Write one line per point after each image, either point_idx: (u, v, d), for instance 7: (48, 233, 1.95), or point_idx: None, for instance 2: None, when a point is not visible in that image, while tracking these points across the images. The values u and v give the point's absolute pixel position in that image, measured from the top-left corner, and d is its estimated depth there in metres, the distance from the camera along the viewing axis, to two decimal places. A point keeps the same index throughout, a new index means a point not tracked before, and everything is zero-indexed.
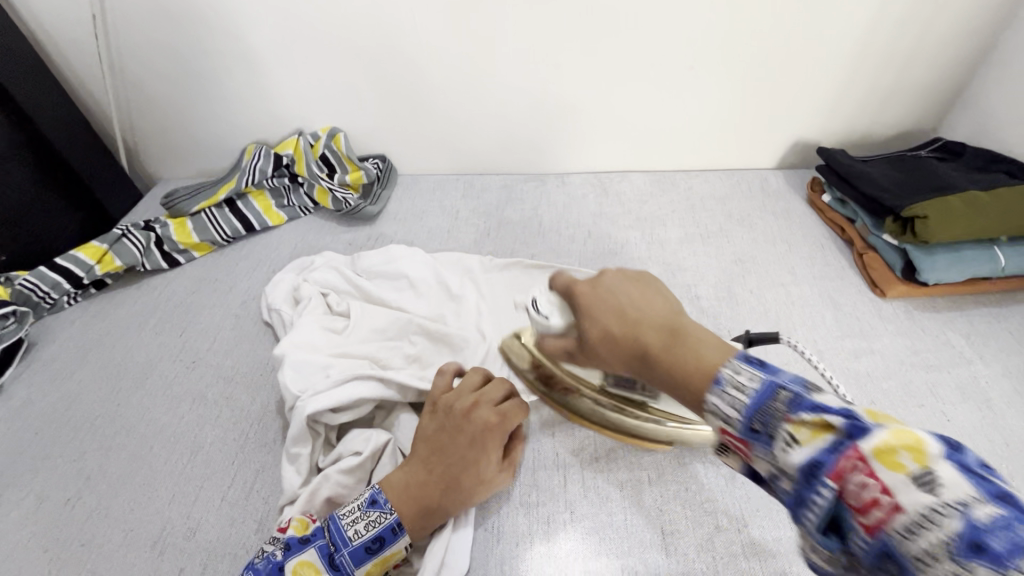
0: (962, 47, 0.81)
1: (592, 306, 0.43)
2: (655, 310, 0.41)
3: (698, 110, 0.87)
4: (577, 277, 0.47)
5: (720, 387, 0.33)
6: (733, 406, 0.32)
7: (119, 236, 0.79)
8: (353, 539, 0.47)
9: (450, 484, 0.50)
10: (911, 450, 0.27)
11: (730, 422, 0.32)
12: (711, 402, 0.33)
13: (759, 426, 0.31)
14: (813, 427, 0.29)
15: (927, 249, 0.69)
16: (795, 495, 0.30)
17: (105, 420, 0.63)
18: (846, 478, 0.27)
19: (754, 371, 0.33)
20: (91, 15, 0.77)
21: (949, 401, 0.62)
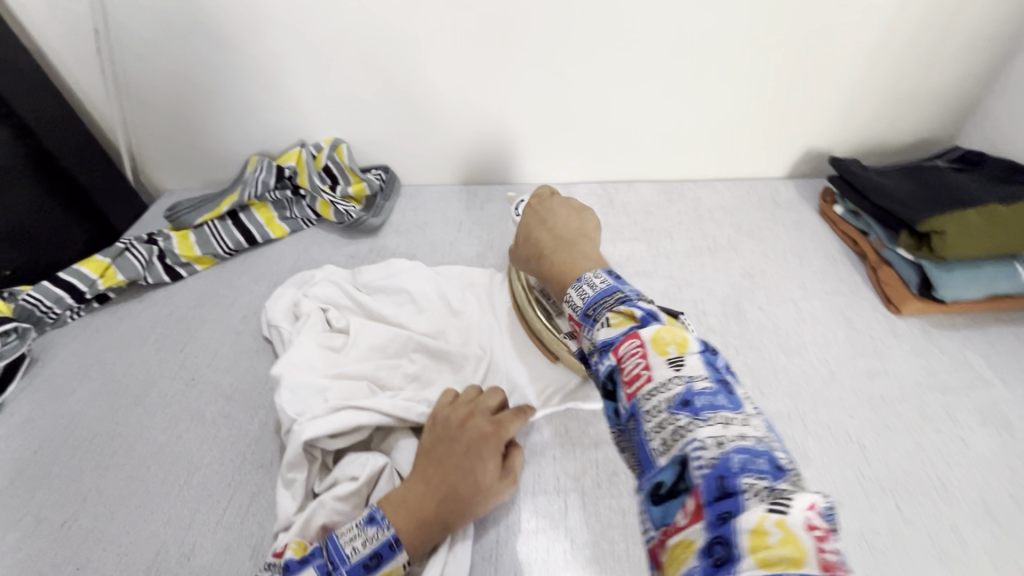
0: (981, 54, 0.78)
1: (538, 232, 0.62)
2: (569, 249, 0.58)
3: (705, 119, 0.85)
4: (537, 221, 0.64)
5: (598, 294, 0.45)
6: (581, 299, 0.46)
7: (123, 250, 0.79)
8: (351, 556, 0.45)
9: (449, 493, 0.49)
10: (677, 346, 0.37)
11: (575, 309, 0.46)
12: (571, 296, 0.47)
13: (593, 314, 0.43)
14: (624, 317, 0.41)
15: (945, 265, 0.66)
16: (618, 405, 0.38)
17: (104, 439, 0.62)
18: (626, 360, 0.38)
19: (607, 278, 0.47)
20: (94, 29, 0.77)
21: (967, 426, 0.59)
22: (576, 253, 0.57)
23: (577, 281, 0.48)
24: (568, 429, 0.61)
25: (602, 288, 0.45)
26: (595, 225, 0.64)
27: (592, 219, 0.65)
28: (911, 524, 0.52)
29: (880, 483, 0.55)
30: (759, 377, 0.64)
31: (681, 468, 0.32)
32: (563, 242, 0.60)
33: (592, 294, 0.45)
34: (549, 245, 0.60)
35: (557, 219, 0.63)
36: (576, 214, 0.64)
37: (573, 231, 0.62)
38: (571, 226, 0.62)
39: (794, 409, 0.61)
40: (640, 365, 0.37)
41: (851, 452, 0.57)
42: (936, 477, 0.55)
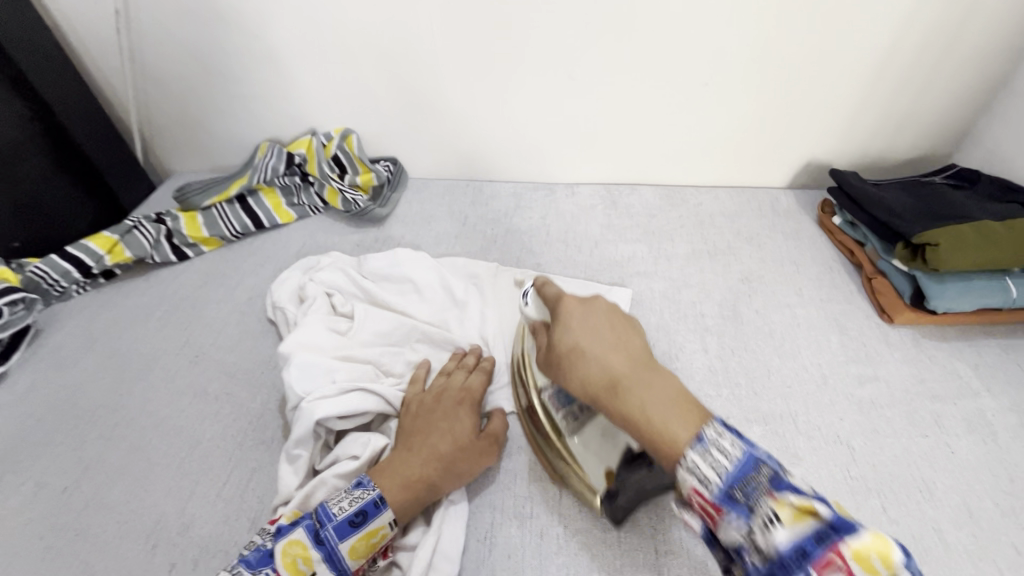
0: (981, 73, 0.80)
1: (594, 355, 0.49)
2: (654, 389, 0.45)
3: (710, 127, 0.87)
4: (582, 354, 0.49)
5: (737, 467, 0.39)
6: (718, 471, 0.39)
7: (131, 228, 0.80)
8: (338, 514, 0.48)
9: (434, 457, 0.52)
10: (883, 558, 0.34)
11: (707, 483, 0.39)
12: (692, 461, 0.40)
13: (739, 495, 0.38)
14: (797, 512, 0.36)
15: (938, 276, 0.68)
16: (745, 555, 0.37)
17: (106, 410, 0.63)
18: (829, 573, 0.34)
19: (735, 441, 0.40)
20: (115, 9, 0.78)
21: (953, 432, 0.61)
22: (657, 404, 0.44)
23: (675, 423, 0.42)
24: None
25: (740, 457, 0.39)
26: (639, 337, 0.52)
27: (642, 336, 0.53)
28: (896, 524, 0.53)
29: (866, 483, 0.56)
30: (754, 379, 0.65)
31: (783, 544, 0.35)
32: (640, 370, 0.47)
33: (732, 468, 0.39)
34: (626, 376, 0.46)
35: (612, 332, 0.51)
36: (620, 320, 0.53)
37: (632, 366, 0.48)
38: (637, 347, 0.50)
39: (786, 411, 0.62)
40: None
41: (840, 452, 0.58)
42: (921, 480, 0.57)
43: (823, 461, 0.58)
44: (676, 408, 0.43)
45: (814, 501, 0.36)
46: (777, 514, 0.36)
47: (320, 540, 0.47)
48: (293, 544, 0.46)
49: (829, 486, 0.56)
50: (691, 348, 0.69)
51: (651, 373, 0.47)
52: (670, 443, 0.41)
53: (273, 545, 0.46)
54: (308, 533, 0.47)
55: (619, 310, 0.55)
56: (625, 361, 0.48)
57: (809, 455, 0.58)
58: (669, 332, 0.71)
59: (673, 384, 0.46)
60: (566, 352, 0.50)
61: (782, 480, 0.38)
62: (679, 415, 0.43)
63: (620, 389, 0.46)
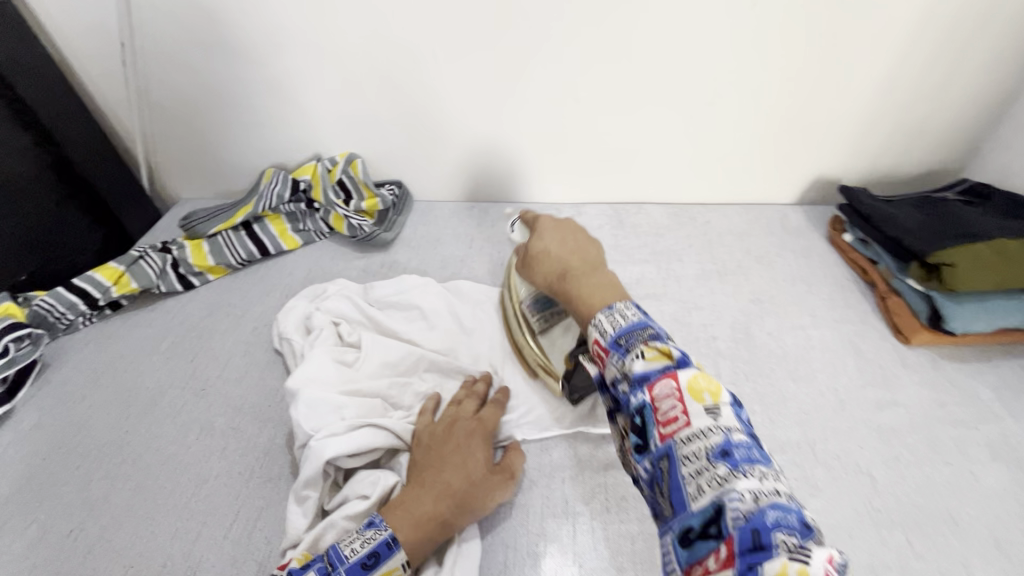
0: (991, 88, 0.79)
1: (553, 254, 0.59)
2: (593, 279, 0.55)
3: (716, 145, 0.86)
4: (546, 260, 0.59)
5: (631, 327, 0.45)
6: (613, 326, 0.46)
7: (137, 258, 0.80)
8: (350, 556, 0.47)
9: (447, 494, 0.51)
10: (710, 394, 0.39)
11: (625, 376, 0.43)
12: (600, 321, 0.48)
13: (624, 342, 0.44)
14: (659, 353, 0.42)
15: (955, 297, 0.67)
16: (626, 398, 0.42)
17: (113, 447, 0.62)
18: (660, 393, 0.40)
19: (637, 313, 0.48)
20: (121, 42, 0.79)
21: (977, 459, 0.59)
22: (592, 286, 0.54)
23: (607, 308, 0.49)
24: (579, 453, 0.61)
25: (638, 321, 0.46)
26: (597, 247, 0.60)
27: (601, 248, 0.61)
28: (922, 558, 0.52)
29: (889, 515, 0.55)
30: (769, 405, 0.64)
31: (671, 441, 0.38)
32: (587, 265, 0.57)
33: (629, 323, 0.46)
34: (576, 265, 0.57)
35: (573, 243, 0.60)
36: (580, 234, 0.62)
37: (581, 261, 0.58)
38: (591, 255, 0.59)
39: (804, 439, 0.61)
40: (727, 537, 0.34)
41: (860, 482, 0.57)
42: (946, 511, 0.55)
43: (844, 492, 0.56)
44: (603, 288, 0.54)
45: (737, 424, 0.38)
46: (641, 352, 0.42)
47: None
48: None
49: (852, 518, 0.54)
50: (703, 373, 0.68)
51: (593, 270, 0.57)
52: (590, 308, 0.52)
53: None
54: None
55: (584, 227, 0.63)
56: (578, 261, 0.58)
57: (828, 486, 0.57)
58: None
59: (610, 279, 0.55)
60: (530, 264, 0.61)
61: (662, 337, 0.44)
62: (607, 303, 0.52)
63: (568, 276, 0.56)
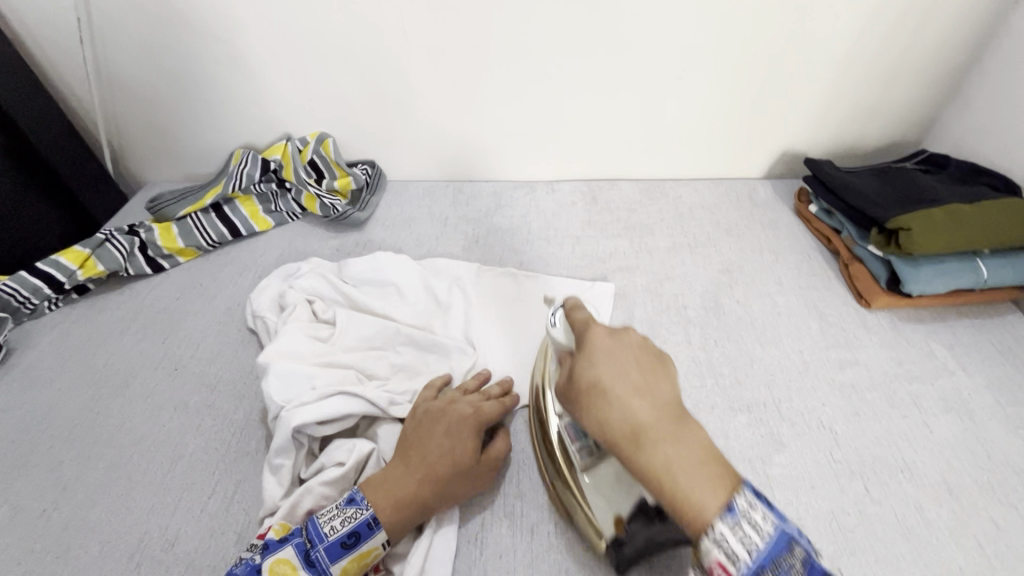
0: (947, 62, 0.82)
1: (613, 388, 0.43)
2: (679, 444, 0.40)
3: (686, 121, 0.88)
4: (601, 375, 0.44)
5: (770, 550, 0.36)
6: (745, 548, 0.36)
7: (103, 241, 0.78)
8: (329, 535, 0.47)
9: (431, 479, 0.51)
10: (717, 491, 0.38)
11: (735, 559, 0.36)
12: (719, 532, 0.37)
13: (762, 571, 0.36)
14: (725, 523, 0.37)
15: (912, 261, 0.69)
16: (732, 573, 0.37)
17: (84, 429, 0.62)
18: (728, 566, 0.36)
19: (767, 514, 0.37)
20: (77, 18, 0.76)
21: (931, 412, 0.62)
22: (682, 467, 0.39)
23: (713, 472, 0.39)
24: None
25: (768, 539, 0.36)
26: (670, 384, 0.44)
27: (674, 375, 0.45)
28: (878, 504, 0.54)
29: (849, 466, 0.57)
30: (738, 368, 0.66)
31: None
32: (667, 421, 0.42)
33: (764, 546, 0.36)
34: (641, 426, 0.41)
35: (633, 365, 0.45)
36: (650, 364, 0.45)
37: (662, 401, 0.43)
38: (665, 396, 0.43)
39: (770, 398, 0.63)
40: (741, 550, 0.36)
41: (823, 437, 0.59)
42: (902, 460, 0.58)
43: (808, 446, 0.59)
44: (694, 464, 0.40)
45: (740, 469, 0.40)
46: (768, 536, 0.36)
47: (310, 561, 0.46)
48: (283, 564, 0.46)
49: (814, 470, 0.57)
50: (675, 340, 0.70)
51: (676, 423, 0.42)
52: (696, 510, 0.38)
53: (260, 560, 0.46)
54: (298, 552, 0.47)
55: (655, 347, 0.46)
56: (649, 411, 0.42)
57: (793, 441, 0.59)
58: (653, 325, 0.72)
59: (704, 442, 0.41)
60: (567, 372, 0.47)
61: (726, 509, 0.37)
62: (708, 481, 0.39)
63: (641, 435, 0.41)
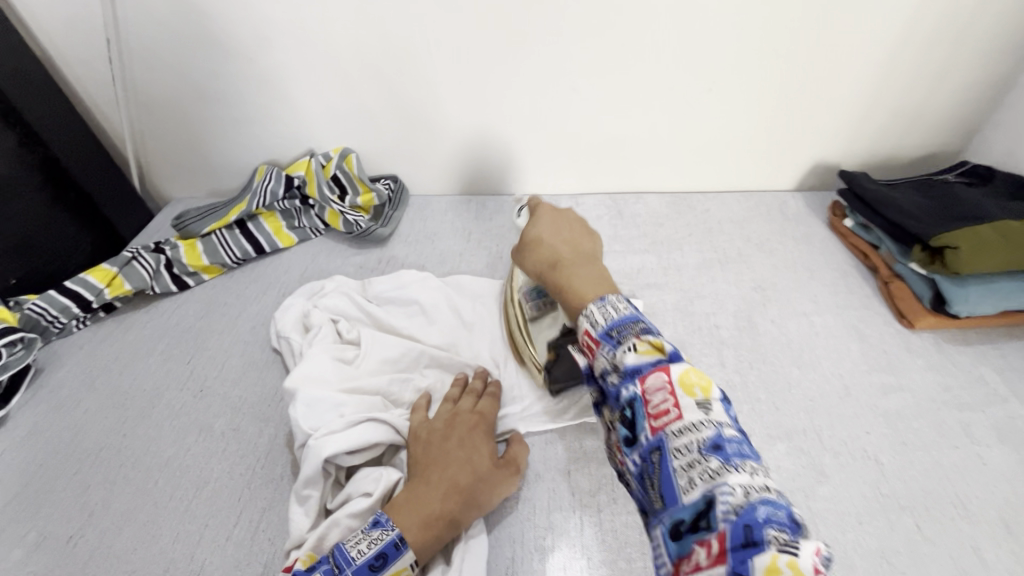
0: (990, 70, 0.79)
1: (551, 242, 0.57)
2: (594, 268, 0.53)
3: (715, 133, 0.85)
4: (554, 237, 0.58)
5: (623, 318, 0.44)
6: (604, 317, 0.45)
7: (130, 259, 0.78)
8: (356, 558, 0.46)
9: (455, 490, 0.50)
10: (702, 389, 0.39)
11: (596, 324, 0.45)
12: (590, 311, 0.46)
13: (615, 334, 0.43)
14: (651, 347, 0.41)
15: (960, 280, 0.66)
16: (617, 390, 0.41)
17: (110, 452, 0.61)
18: (652, 392, 0.39)
19: (629, 305, 0.46)
20: (106, 38, 0.77)
21: (984, 442, 0.59)
22: (585, 280, 0.52)
23: (598, 299, 0.47)
24: (583, 444, 0.61)
25: (627, 313, 0.45)
26: (596, 244, 0.59)
27: (599, 244, 0.60)
28: (931, 542, 0.51)
29: (898, 501, 0.54)
30: (774, 393, 0.64)
31: (661, 433, 0.38)
32: (581, 258, 0.55)
33: (615, 318, 0.44)
34: (570, 257, 0.55)
35: (570, 233, 0.59)
36: (601, 279, 0.52)
37: (584, 247, 0.58)
38: (585, 246, 0.58)
39: (809, 425, 0.60)
40: (669, 403, 0.38)
41: (868, 468, 0.57)
42: (954, 495, 0.55)
43: (853, 479, 0.56)
44: (596, 283, 0.51)
45: (715, 401, 0.38)
46: (633, 345, 0.41)
47: None
48: None
49: (861, 505, 0.54)
50: (707, 362, 0.67)
51: (589, 262, 0.55)
52: (579, 297, 0.50)
53: None
54: None
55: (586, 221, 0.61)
56: (571, 251, 0.56)
57: (837, 474, 0.56)
58: (684, 345, 0.70)
59: (602, 270, 0.54)
60: (529, 244, 0.58)
61: (655, 331, 0.43)
62: (598, 286, 0.51)
63: (562, 265, 0.54)
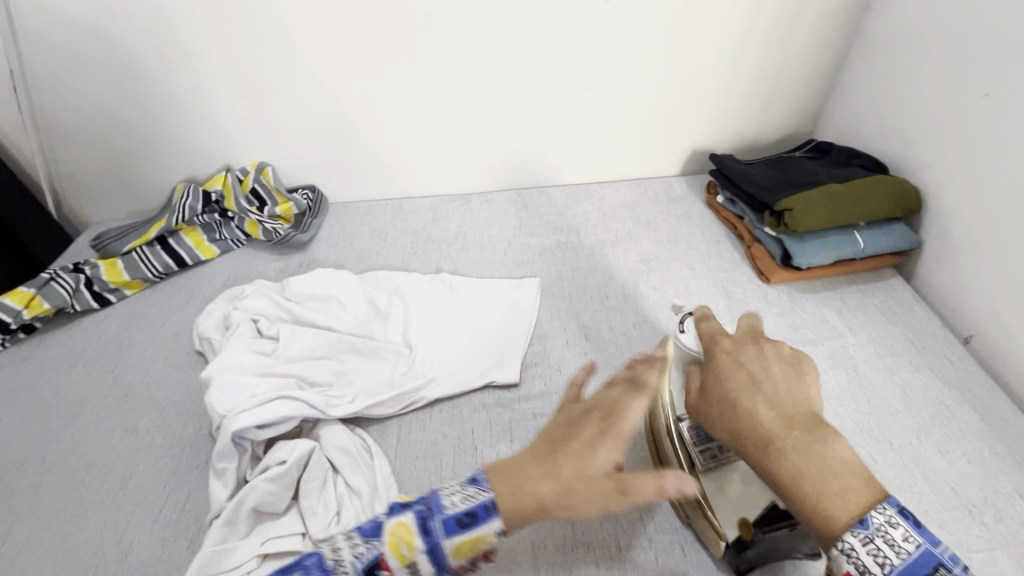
0: (819, 62, 0.93)
1: (751, 403, 0.47)
2: (817, 451, 0.43)
3: (600, 127, 0.96)
4: (747, 379, 0.49)
5: (913, 567, 0.38)
6: (890, 562, 0.38)
7: (47, 280, 0.80)
8: (448, 509, 0.43)
9: (557, 478, 0.44)
10: None
11: (868, 571, 0.38)
12: (850, 541, 0.39)
13: None
14: None
15: (798, 237, 0.78)
16: None
17: (34, 458, 0.64)
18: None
19: (913, 531, 0.39)
20: (10, 69, 0.80)
21: (822, 368, 0.70)
22: (819, 473, 0.42)
23: (862, 521, 0.39)
24: (486, 405, 0.68)
25: (916, 556, 0.38)
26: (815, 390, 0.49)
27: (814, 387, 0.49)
28: None
29: None
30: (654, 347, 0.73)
31: None
32: (801, 432, 0.45)
33: (902, 564, 0.38)
34: (783, 436, 0.45)
35: (775, 381, 0.49)
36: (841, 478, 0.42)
37: (799, 406, 0.47)
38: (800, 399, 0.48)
39: None
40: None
41: None
42: None
43: None
44: (825, 479, 0.42)
45: None
46: None
47: (426, 530, 0.42)
48: (398, 526, 0.42)
49: None
50: (597, 327, 0.76)
51: (816, 443, 0.44)
52: (826, 518, 0.41)
53: (384, 519, 0.43)
54: (416, 518, 0.43)
55: (790, 350, 0.52)
56: (796, 408, 0.47)
57: None
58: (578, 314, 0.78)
59: (844, 455, 0.43)
60: (713, 404, 0.49)
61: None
62: (843, 488, 0.41)
63: (772, 449, 0.44)
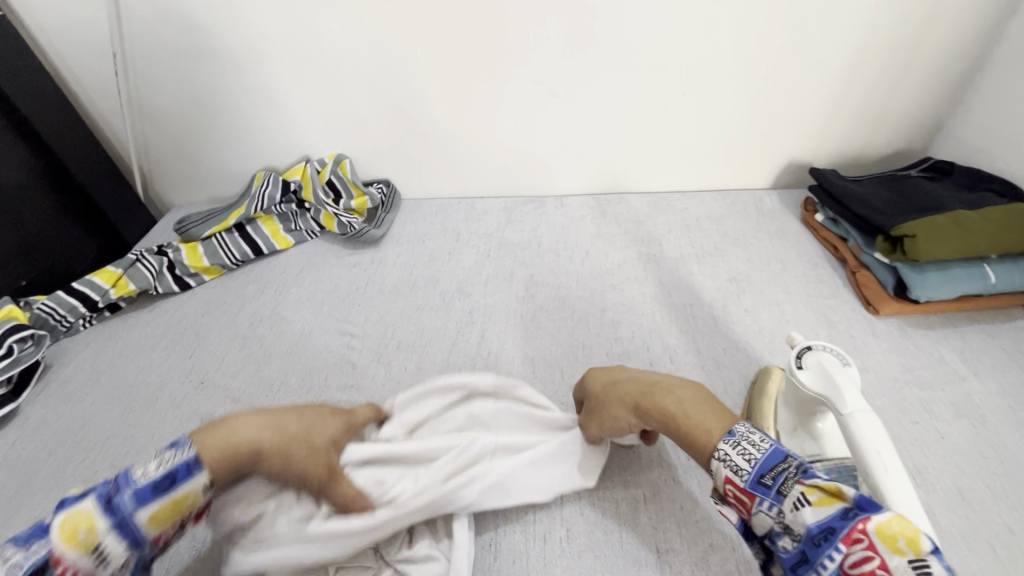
0: (947, 72, 0.84)
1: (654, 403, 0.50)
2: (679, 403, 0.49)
3: (691, 133, 0.90)
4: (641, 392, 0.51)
5: (769, 458, 0.42)
6: (749, 461, 0.43)
7: (134, 261, 0.83)
8: (138, 479, 0.41)
9: (279, 430, 0.47)
10: (908, 539, 0.34)
11: (739, 471, 0.43)
12: (722, 452, 0.44)
13: (769, 482, 0.41)
14: (825, 495, 0.38)
15: (918, 267, 0.70)
16: (798, 558, 0.38)
17: (115, 440, 0.65)
18: (851, 550, 0.35)
19: (764, 437, 0.44)
20: (113, 54, 0.81)
21: (943, 418, 0.62)
22: (694, 412, 0.48)
23: (727, 434, 0.45)
24: None
25: (770, 450, 0.42)
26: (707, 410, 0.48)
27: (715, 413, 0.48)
28: None
29: None
30: (746, 375, 0.67)
31: None
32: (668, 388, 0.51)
33: (762, 458, 0.42)
34: (654, 400, 0.50)
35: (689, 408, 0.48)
36: (709, 404, 0.49)
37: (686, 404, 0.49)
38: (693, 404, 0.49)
39: None
40: (872, 565, 0.34)
41: None
42: (913, 465, 0.58)
43: None
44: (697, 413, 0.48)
45: (840, 485, 0.38)
46: (803, 497, 0.38)
47: (109, 507, 0.39)
48: (74, 513, 0.38)
49: None
50: (684, 349, 0.71)
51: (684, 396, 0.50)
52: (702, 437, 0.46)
53: (50, 518, 0.38)
54: (97, 501, 0.39)
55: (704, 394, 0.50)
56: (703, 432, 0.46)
57: None
58: (662, 334, 0.73)
59: (694, 398, 0.49)
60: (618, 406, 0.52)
61: (813, 471, 0.40)
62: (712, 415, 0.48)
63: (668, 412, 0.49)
